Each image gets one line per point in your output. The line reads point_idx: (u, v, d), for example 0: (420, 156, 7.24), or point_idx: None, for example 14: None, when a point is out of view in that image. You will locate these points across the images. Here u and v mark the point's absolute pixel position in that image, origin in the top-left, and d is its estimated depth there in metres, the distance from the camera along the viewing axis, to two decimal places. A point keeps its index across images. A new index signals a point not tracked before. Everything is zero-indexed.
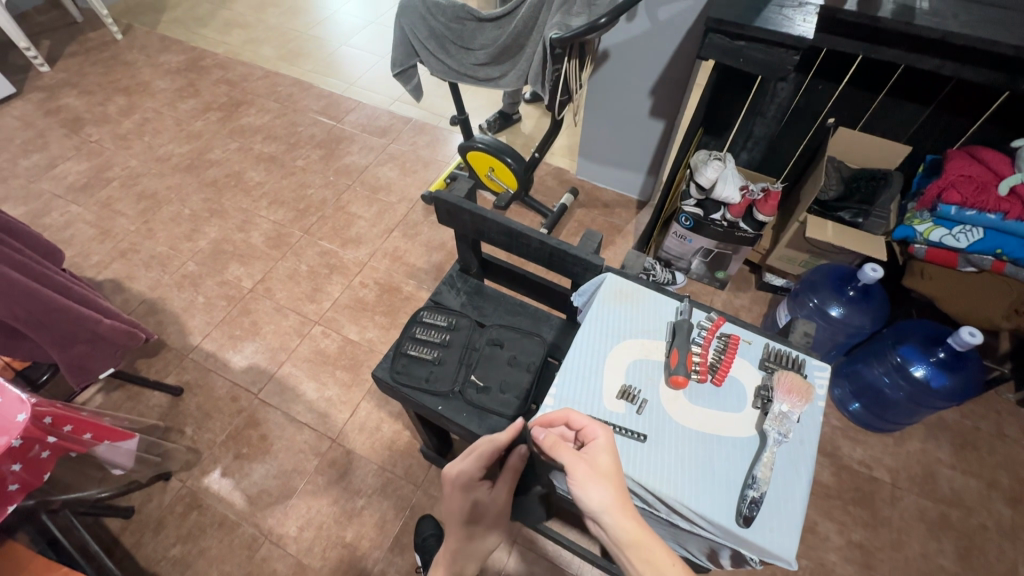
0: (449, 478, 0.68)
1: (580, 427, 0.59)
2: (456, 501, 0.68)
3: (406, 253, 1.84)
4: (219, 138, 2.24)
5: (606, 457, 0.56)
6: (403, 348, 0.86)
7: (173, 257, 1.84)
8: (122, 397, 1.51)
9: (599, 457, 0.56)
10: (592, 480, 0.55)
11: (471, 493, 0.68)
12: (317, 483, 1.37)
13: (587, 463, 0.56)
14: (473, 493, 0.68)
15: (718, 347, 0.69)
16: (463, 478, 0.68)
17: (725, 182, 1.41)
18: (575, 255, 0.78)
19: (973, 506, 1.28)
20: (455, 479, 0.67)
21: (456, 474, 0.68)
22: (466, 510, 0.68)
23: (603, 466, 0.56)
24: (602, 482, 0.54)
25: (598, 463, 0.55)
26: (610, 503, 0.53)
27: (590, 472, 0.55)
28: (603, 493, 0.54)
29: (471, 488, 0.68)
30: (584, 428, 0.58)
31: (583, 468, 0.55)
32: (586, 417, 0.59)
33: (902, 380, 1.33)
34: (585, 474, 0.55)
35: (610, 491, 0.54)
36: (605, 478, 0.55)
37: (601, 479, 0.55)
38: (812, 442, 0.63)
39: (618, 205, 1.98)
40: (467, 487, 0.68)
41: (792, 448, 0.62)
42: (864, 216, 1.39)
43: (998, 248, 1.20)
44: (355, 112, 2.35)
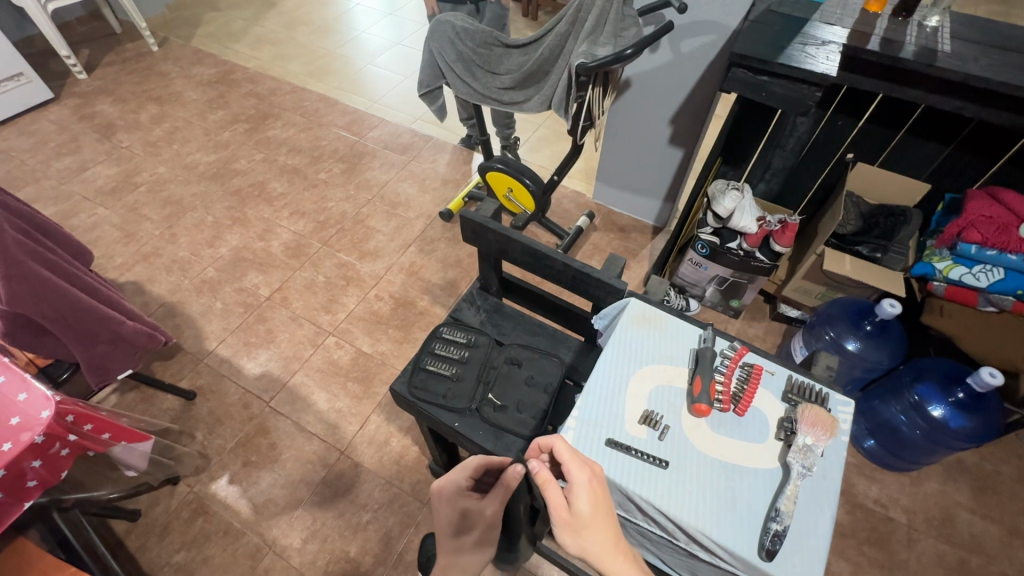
0: (439, 491, 0.64)
1: (565, 461, 0.57)
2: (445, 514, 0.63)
3: (422, 268, 1.86)
4: (245, 148, 2.30)
5: (585, 502, 0.55)
6: (421, 362, 0.86)
7: (194, 263, 1.87)
8: (136, 398, 1.52)
9: (579, 503, 0.55)
10: (572, 526, 0.55)
11: (459, 502, 0.63)
12: (324, 495, 1.36)
13: (566, 507, 0.55)
14: (464, 503, 0.63)
15: (741, 377, 0.69)
16: (454, 488, 0.64)
17: (742, 212, 1.44)
18: (598, 278, 0.78)
19: (994, 554, 1.24)
20: (446, 491, 0.64)
21: (444, 485, 0.64)
22: (455, 521, 0.63)
23: (582, 513, 0.54)
24: (582, 529, 0.54)
25: (572, 513, 0.54)
26: (588, 550, 0.54)
27: (571, 518, 0.55)
28: (581, 540, 0.54)
29: (464, 499, 0.64)
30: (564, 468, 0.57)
31: (559, 516, 0.55)
32: (568, 458, 0.56)
33: (920, 420, 1.31)
34: (561, 522, 0.55)
35: (593, 537, 0.54)
36: (581, 528, 0.54)
37: (580, 526, 0.54)
38: (837, 478, 0.62)
39: (633, 230, 1.99)
40: (456, 497, 0.64)
41: (816, 483, 0.61)
42: (883, 252, 1.39)
43: (1019, 288, 1.19)
44: (378, 129, 2.41)
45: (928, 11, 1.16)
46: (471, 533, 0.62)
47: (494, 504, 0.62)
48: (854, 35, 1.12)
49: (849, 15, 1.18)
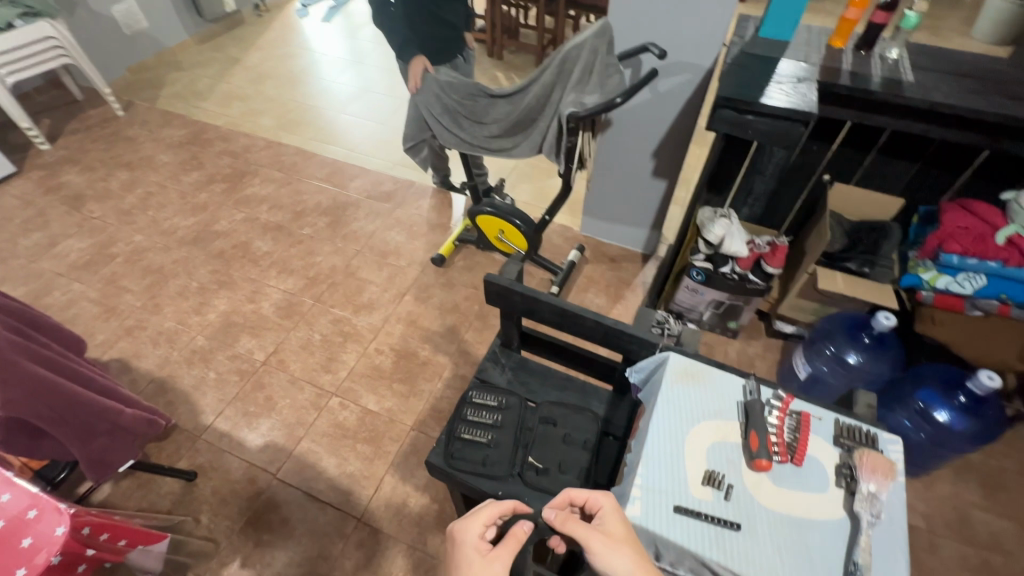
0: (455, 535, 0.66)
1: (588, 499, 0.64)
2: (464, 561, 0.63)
3: (419, 316, 1.85)
4: (224, 209, 2.26)
5: (617, 524, 0.59)
6: (455, 431, 0.85)
7: (182, 332, 1.81)
8: (131, 486, 1.44)
9: (611, 523, 0.59)
10: (609, 548, 0.57)
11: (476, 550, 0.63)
12: (346, 568, 1.31)
13: (601, 533, 0.58)
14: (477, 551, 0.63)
15: (792, 426, 0.70)
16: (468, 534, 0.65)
17: (732, 237, 1.48)
18: (631, 334, 0.79)
19: (1011, 550, 1.30)
20: (460, 536, 0.65)
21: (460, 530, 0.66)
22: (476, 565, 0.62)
23: (615, 531, 0.58)
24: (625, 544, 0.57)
25: (611, 530, 0.58)
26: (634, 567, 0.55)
27: (610, 538, 0.57)
28: (623, 559, 0.56)
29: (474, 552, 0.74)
30: (590, 498, 0.62)
31: (597, 538, 0.57)
32: (586, 490, 0.63)
33: (924, 424, 1.33)
34: (603, 543, 0.57)
35: (632, 556, 0.56)
36: (620, 544, 0.57)
37: (619, 545, 0.57)
38: (902, 522, 0.63)
39: (624, 259, 2.03)
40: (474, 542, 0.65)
41: (883, 531, 0.62)
42: (870, 266, 1.43)
43: (1002, 293, 1.26)
44: (359, 178, 2.40)
45: (885, 44, 1.25)
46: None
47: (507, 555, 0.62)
48: (823, 71, 1.19)
49: (816, 51, 1.26)
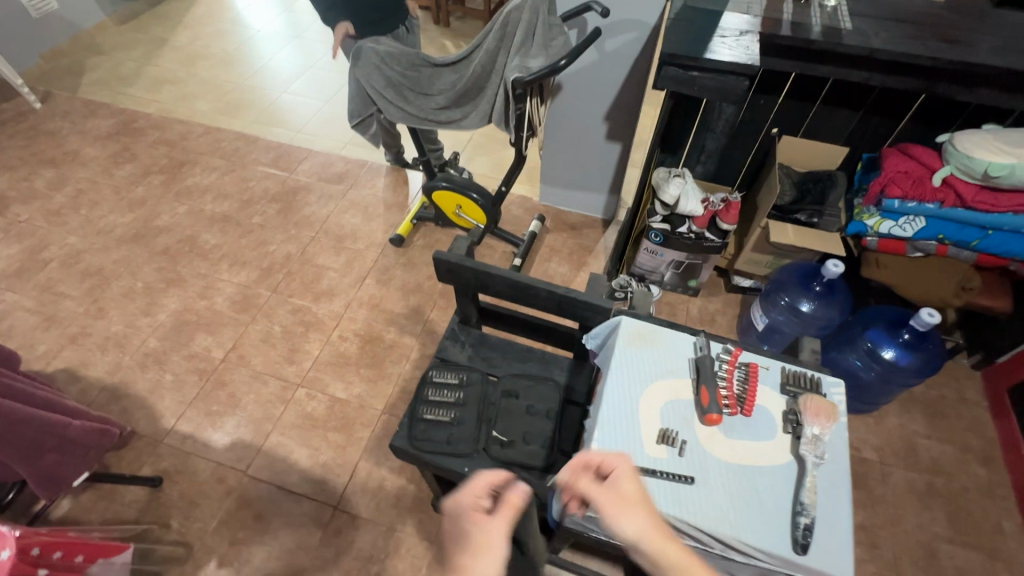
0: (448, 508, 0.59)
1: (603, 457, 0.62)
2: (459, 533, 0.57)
3: (382, 299, 1.81)
4: (165, 202, 2.13)
5: (629, 484, 0.58)
6: (418, 413, 0.84)
7: (132, 336, 1.72)
8: (93, 498, 1.39)
9: (620, 486, 0.58)
10: (621, 509, 0.56)
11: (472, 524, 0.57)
12: (327, 556, 1.31)
13: (613, 493, 0.57)
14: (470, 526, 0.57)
15: (742, 378, 0.72)
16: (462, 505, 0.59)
17: (687, 196, 1.50)
18: (585, 301, 0.79)
19: (952, 471, 1.40)
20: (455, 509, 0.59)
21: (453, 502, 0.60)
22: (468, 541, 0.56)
23: (628, 492, 0.57)
24: (627, 509, 0.55)
25: (623, 491, 0.57)
26: (646, 529, 0.54)
27: (615, 504, 0.56)
28: (636, 521, 0.55)
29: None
30: (606, 460, 0.61)
31: (611, 500, 0.56)
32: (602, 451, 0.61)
33: (873, 362, 1.42)
34: (615, 505, 0.56)
35: (644, 517, 0.55)
36: (633, 506, 0.56)
37: (631, 506, 0.56)
38: (843, 460, 0.66)
39: (585, 226, 2.03)
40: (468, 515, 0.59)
41: (829, 470, 0.65)
42: (819, 217, 1.47)
43: (940, 233, 1.33)
44: (308, 161, 2.30)
45: None
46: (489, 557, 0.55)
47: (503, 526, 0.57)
48: (765, 22, 1.18)
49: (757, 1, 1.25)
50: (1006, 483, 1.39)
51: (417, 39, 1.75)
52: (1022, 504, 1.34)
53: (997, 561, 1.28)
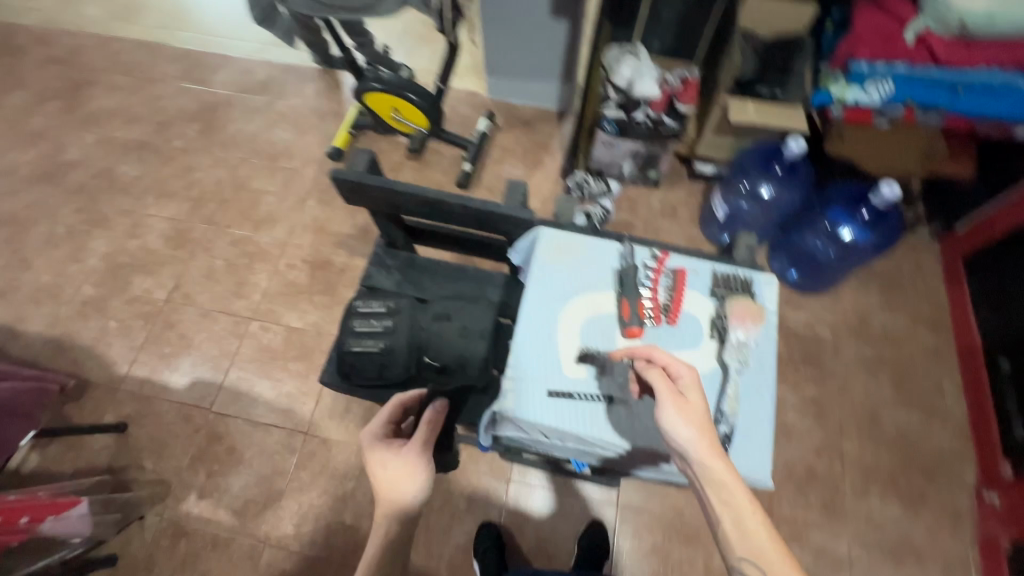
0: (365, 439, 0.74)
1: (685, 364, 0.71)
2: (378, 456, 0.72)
3: (327, 221, 1.70)
4: (70, 133, 1.90)
5: (693, 395, 0.66)
6: (345, 346, 0.82)
7: (64, 285, 1.62)
8: (61, 449, 1.39)
9: (691, 390, 0.66)
10: (683, 412, 0.64)
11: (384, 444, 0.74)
12: (303, 478, 1.35)
13: (678, 398, 0.65)
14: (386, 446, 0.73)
15: (668, 286, 0.81)
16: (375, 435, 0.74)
17: (642, 78, 1.35)
18: (502, 213, 0.83)
19: (901, 340, 1.45)
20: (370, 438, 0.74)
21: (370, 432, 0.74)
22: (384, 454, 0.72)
23: (689, 403, 0.65)
24: (693, 410, 0.64)
25: (687, 400, 0.65)
26: (697, 439, 0.62)
27: (679, 402, 0.65)
28: (689, 429, 0.63)
29: (382, 449, 0.73)
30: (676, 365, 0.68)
31: (675, 406, 0.64)
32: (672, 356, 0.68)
33: (833, 241, 1.42)
34: (679, 408, 0.64)
35: (698, 427, 0.63)
36: (690, 417, 0.64)
37: (687, 417, 0.64)
38: (767, 360, 0.77)
39: (539, 120, 1.86)
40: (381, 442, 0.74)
41: (752, 372, 0.76)
42: (782, 89, 1.36)
43: (907, 98, 1.21)
44: (224, 70, 2.02)
45: None
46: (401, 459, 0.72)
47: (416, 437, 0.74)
48: None
49: None
50: (952, 346, 1.44)
51: None
52: (964, 364, 1.40)
53: (934, 418, 1.36)
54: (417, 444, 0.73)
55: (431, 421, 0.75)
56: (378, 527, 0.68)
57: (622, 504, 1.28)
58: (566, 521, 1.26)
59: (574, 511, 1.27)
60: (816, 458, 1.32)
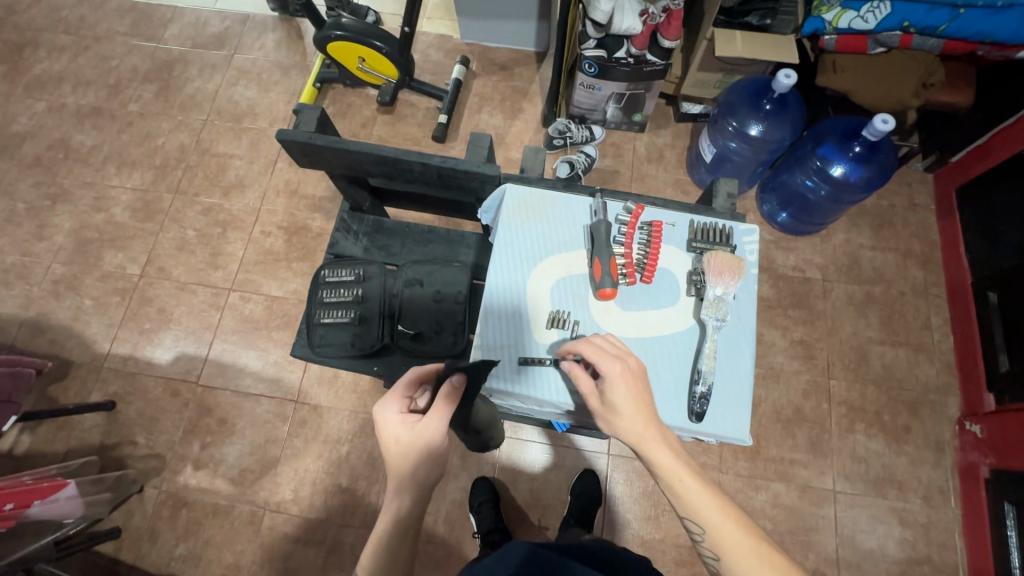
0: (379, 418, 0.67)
1: (616, 349, 0.67)
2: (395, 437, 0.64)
3: (300, 184, 1.62)
4: (16, 101, 1.78)
5: (619, 392, 0.63)
6: (316, 316, 0.84)
7: (33, 264, 1.57)
8: (51, 429, 1.38)
9: (612, 392, 0.63)
10: (608, 413, 0.64)
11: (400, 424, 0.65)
12: (297, 445, 1.36)
13: (601, 400, 0.64)
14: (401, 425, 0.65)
15: (643, 241, 0.79)
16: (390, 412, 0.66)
17: (623, 11, 1.21)
18: (465, 170, 0.78)
19: (891, 278, 1.43)
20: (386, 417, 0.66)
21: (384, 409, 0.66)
22: (400, 437, 0.64)
23: (613, 402, 0.63)
24: (616, 412, 0.63)
25: (607, 403, 0.63)
26: (629, 435, 0.63)
27: (604, 406, 0.64)
28: (620, 428, 0.64)
29: (398, 426, 0.65)
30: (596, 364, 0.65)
31: (600, 409, 0.65)
32: (591, 354, 0.65)
33: (824, 181, 1.35)
34: (601, 412, 0.64)
35: (629, 425, 0.63)
36: (618, 415, 0.63)
37: (615, 417, 0.64)
38: (745, 316, 0.75)
39: (516, 63, 1.75)
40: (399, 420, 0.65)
41: (729, 329, 0.74)
42: (771, 17, 1.27)
43: (905, 21, 1.17)
44: (175, 23, 1.87)
45: None
46: (419, 444, 0.63)
47: (432, 416, 0.63)
48: None
49: None
50: (941, 282, 1.42)
51: None
52: (952, 299, 1.39)
53: (920, 354, 1.37)
54: (435, 424, 0.63)
55: (449, 396, 0.63)
56: (390, 501, 0.65)
57: (614, 453, 1.30)
58: (559, 472, 1.29)
59: (566, 462, 1.29)
60: (803, 399, 1.34)
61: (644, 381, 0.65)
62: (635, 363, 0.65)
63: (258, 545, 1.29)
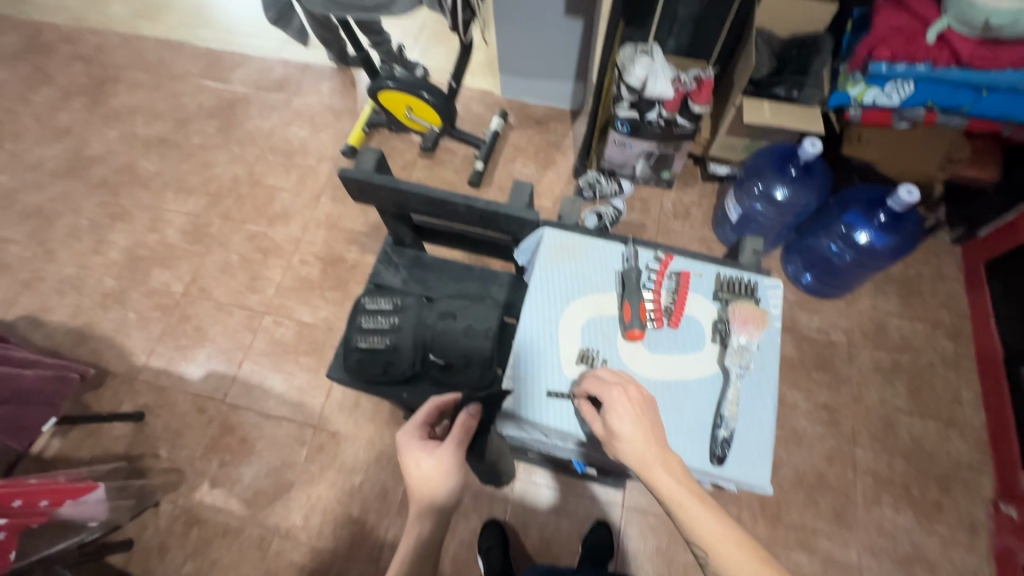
0: (398, 440, 0.72)
1: (614, 378, 0.68)
2: (413, 457, 0.69)
3: (340, 218, 1.72)
4: (94, 129, 1.95)
5: (626, 421, 0.64)
6: (352, 342, 0.88)
7: (86, 277, 1.67)
8: (81, 436, 1.43)
9: (614, 419, 0.64)
10: (617, 441, 0.64)
11: (418, 446, 0.71)
12: (312, 471, 1.37)
13: (609, 429, 0.65)
14: (419, 447, 0.70)
15: (671, 289, 0.82)
16: (410, 435, 0.72)
17: (656, 77, 1.32)
18: (508, 213, 0.84)
19: (919, 347, 1.41)
20: (406, 439, 0.71)
21: (405, 432, 0.72)
22: (418, 459, 0.69)
23: (620, 430, 0.64)
24: (620, 439, 0.64)
25: (614, 431, 0.64)
26: (639, 463, 0.63)
27: (606, 432, 0.65)
28: (628, 455, 0.64)
29: (417, 450, 0.71)
30: (602, 395, 0.66)
31: (610, 437, 0.65)
32: (596, 385, 0.67)
33: (849, 246, 1.38)
34: (611, 439, 0.65)
35: (637, 451, 0.63)
36: (626, 443, 0.63)
37: (623, 446, 0.64)
38: (770, 367, 0.76)
39: (551, 119, 1.86)
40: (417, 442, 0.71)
41: (752, 378, 0.76)
42: (799, 89, 1.33)
43: (929, 99, 1.20)
44: (243, 68, 2.06)
45: None
46: (436, 467, 0.69)
47: (451, 443, 0.70)
48: None
49: None
50: (971, 354, 1.40)
51: None
52: (984, 373, 1.37)
53: (951, 428, 1.33)
54: (452, 451, 0.70)
55: (467, 425, 0.71)
56: (412, 527, 0.68)
57: (628, 506, 1.28)
58: (571, 521, 1.26)
59: (579, 511, 1.27)
60: (827, 464, 1.30)
61: (646, 407, 0.66)
62: (635, 391, 0.67)
63: (263, 571, 1.28)
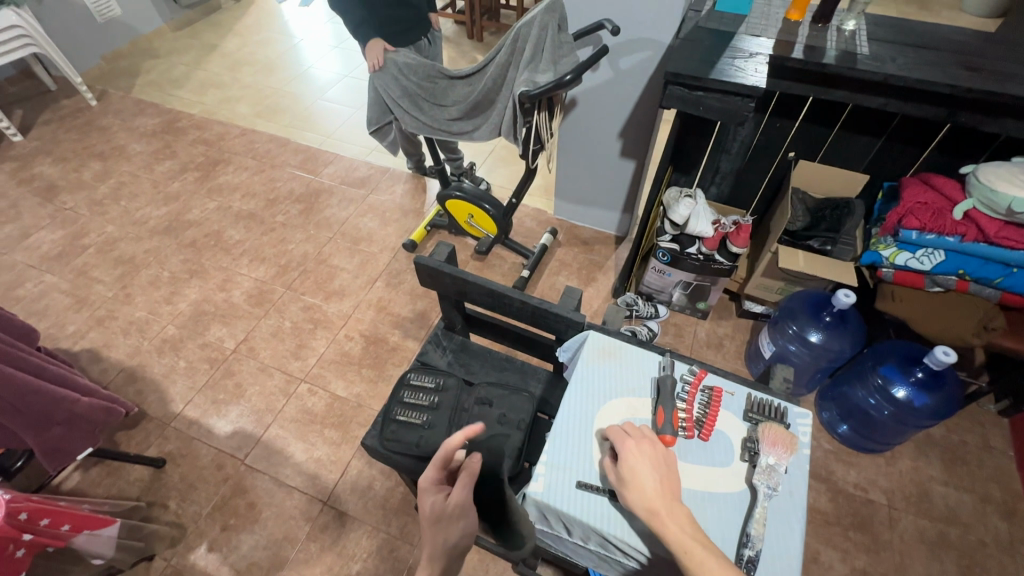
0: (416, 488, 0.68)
1: (636, 433, 0.72)
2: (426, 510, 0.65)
3: (390, 302, 1.85)
4: (197, 198, 2.25)
5: (640, 469, 0.67)
6: (392, 414, 0.93)
7: (153, 322, 1.81)
8: (101, 473, 1.46)
9: (630, 464, 0.68)
10: (629, 489, 0.67)
11: (430, 496, 0.66)
12: (310, 550, 1.33)
13: (623, 477, 0.68)
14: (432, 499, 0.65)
15: (703, 402, 0.84)
16: (426, 484, 0.67)
17: (698, 217, 1.46)
18: (556, 313, 0.92)
19: (969, 522, 1.31)
20: (421, 487, 0.67)
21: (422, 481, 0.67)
22: (430, 514, 0.64)
23: (633, 477, 0.67)
24: (632, 484, 0.66)
25: (628, 477, 0.67)
26: (646, 510, 0.64)
27: (619, 480, 0.68)
28: (637, 502, 0.65)
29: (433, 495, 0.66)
30: (619, 443, 0.71)
31: (623, 485, 0.67)
32: (616, 433, 0.72)
33: (886, 401, 1.37)
34: (624, 486, 0.67)
35: (646, 496, 0.65)
36: (638, 490, 0.66)
37: (634, 490, 0.66)
38: (799, 493, 0.75)
39: (597, 241, 2.02)
40: (430, 493, 0.66)
41: (780, 502, 0.74)
42: (832, 244, 1.43)
43: (961, 268, 1.28)
44: (333, 165, 2.38)
45: (844, 16, 1.23)
46: (446, 524, 0.64)
47: (461, 494, 0.66)
48: (779, 45, 1.18)
49: (773, 25, 1.25)
50: None
51: (438, 51, 1.79)
52: None
53: None
54: (460, 504, 0.65)
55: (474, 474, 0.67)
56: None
57: None
58: None
59: None
60: None
61: (660, 459, 0.69)
62: (653, 444, 0.71)
63: None
